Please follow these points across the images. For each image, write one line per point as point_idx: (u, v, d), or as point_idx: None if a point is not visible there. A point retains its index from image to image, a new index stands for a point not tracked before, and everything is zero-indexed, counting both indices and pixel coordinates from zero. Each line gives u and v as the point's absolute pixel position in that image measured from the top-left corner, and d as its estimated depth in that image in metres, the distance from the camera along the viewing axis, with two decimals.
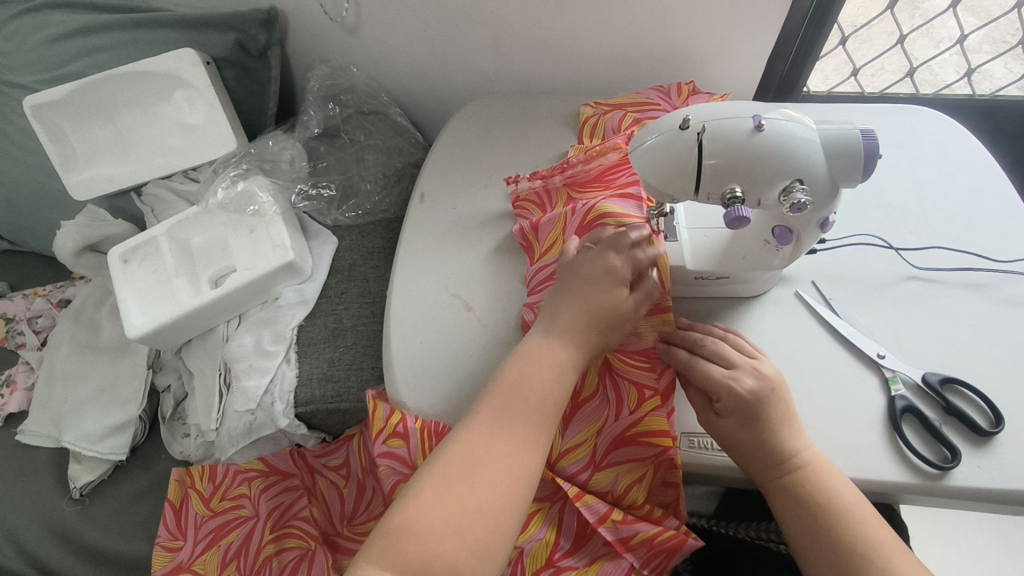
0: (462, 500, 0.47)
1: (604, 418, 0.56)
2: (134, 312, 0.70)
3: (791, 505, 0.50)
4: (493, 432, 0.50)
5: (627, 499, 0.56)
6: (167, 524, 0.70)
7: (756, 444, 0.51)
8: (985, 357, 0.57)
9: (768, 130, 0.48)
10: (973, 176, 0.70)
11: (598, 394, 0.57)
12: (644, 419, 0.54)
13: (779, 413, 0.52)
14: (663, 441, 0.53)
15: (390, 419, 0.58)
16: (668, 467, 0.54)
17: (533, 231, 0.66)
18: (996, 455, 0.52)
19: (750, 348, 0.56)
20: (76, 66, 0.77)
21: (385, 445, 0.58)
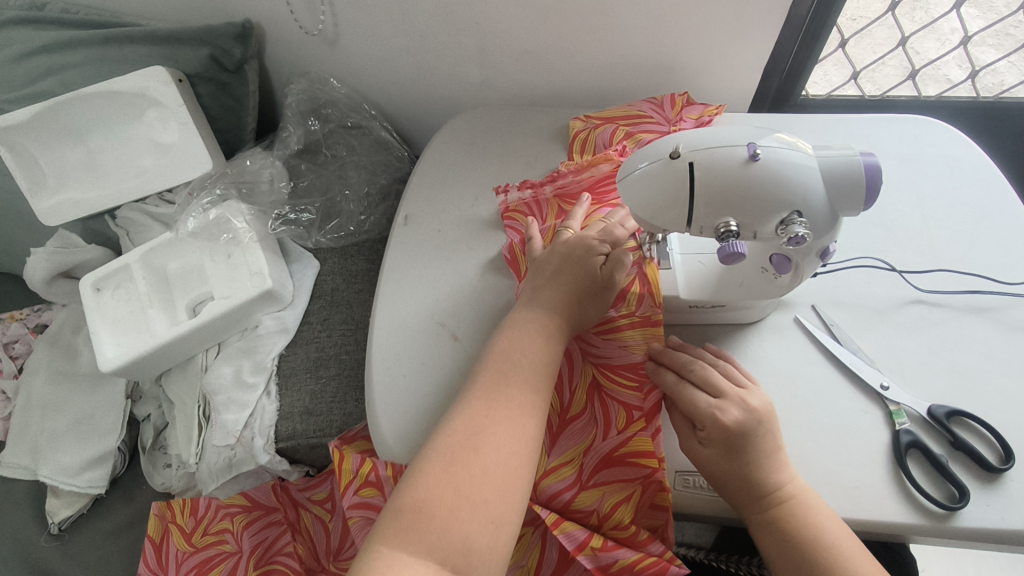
0: (476, 471, 0.44)
1: (592, 437, 0.53)
2: (107, 344, 0.68)
3: (775, 539, 0.48)
4: (492, 401, 0.47)
5: (612, 520, 0.52)
6: (148, 561, 0.66)
7: (740, 477, 0.48)
8: (993, 386, 0.55)
9: (764, 159, 0.45)
10: (979, 191, 0.67)
11: (586, 412, 0.55)
12: (632, 439, 0.51)
13: (766, 446, 0.49)
14: (651, 462, 0.50)
15: (361, 469, 0.58)
16: (657, 490, 0.50)
17: (521, 245, 0.64)
18: (1006, 494, 0.50)
19: (740, 376, 0.53)
20: (44, 85, 0.74)
21: (358, 495, 0.58)
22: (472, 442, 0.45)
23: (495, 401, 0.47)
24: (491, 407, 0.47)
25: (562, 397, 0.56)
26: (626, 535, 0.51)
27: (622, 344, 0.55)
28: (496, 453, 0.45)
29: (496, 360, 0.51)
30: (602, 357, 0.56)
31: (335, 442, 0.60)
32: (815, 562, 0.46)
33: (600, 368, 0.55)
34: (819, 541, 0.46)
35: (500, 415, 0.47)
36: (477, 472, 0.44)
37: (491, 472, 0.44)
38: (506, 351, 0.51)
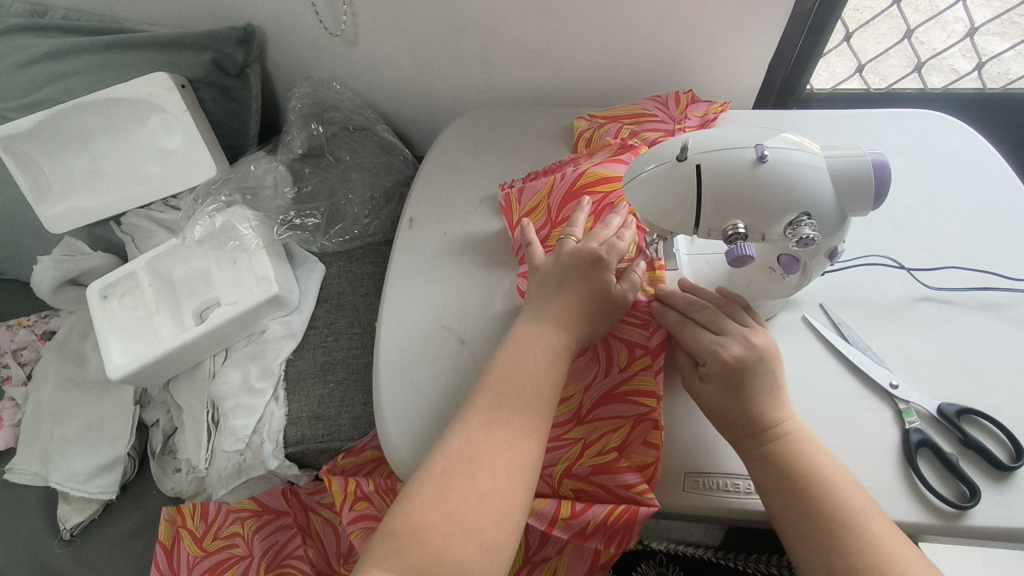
0: (471, 498, 0.42)
1: (594, 375, 0.54)
2: (114, 351, 0.68)
3: (770, 473, 0.46)
4: (493, 420, 0.45)
5: (596, 449, 0.52)
6: (159, 565, 0.67)
7: (737, 411, 0.48)
8: (1003, 383, 0.55)
9: (772, 161, 0.44)
10: (987, 185, 0.67)
11: (588, 350, 0.55)
12: (633, 377, 0.52)
13: (765, 381, 0.48)
14: (650, 401, 0.51)
15: (347, 488, 0.58)
16: (651, 430, 0.50)
17: (516, 193, 0.68)
18: (1016, 491, 0.50)
19: (749, 321, 0.51)
20: (47, 93, 0.74)
21: (352, 511, 0.58)
22: (470, 467, 0.43)
23: (495, 424, 0.45)
24: (491, 427, 0.45)
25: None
26: (604, 462, 0.51)
27: None
28: (491, 479, 0.43)
29: (497, 378, 0.48)
30: None
31: (324, 470, 0.60)
32: (808, 494, 0.44)
33: None
34: (813, 476, 0.45)
35: (498, 439, 0.44)
36: (472, 495, 0.42)
37: (488, 498, 0.42)
38: (509, 369, 0.48)
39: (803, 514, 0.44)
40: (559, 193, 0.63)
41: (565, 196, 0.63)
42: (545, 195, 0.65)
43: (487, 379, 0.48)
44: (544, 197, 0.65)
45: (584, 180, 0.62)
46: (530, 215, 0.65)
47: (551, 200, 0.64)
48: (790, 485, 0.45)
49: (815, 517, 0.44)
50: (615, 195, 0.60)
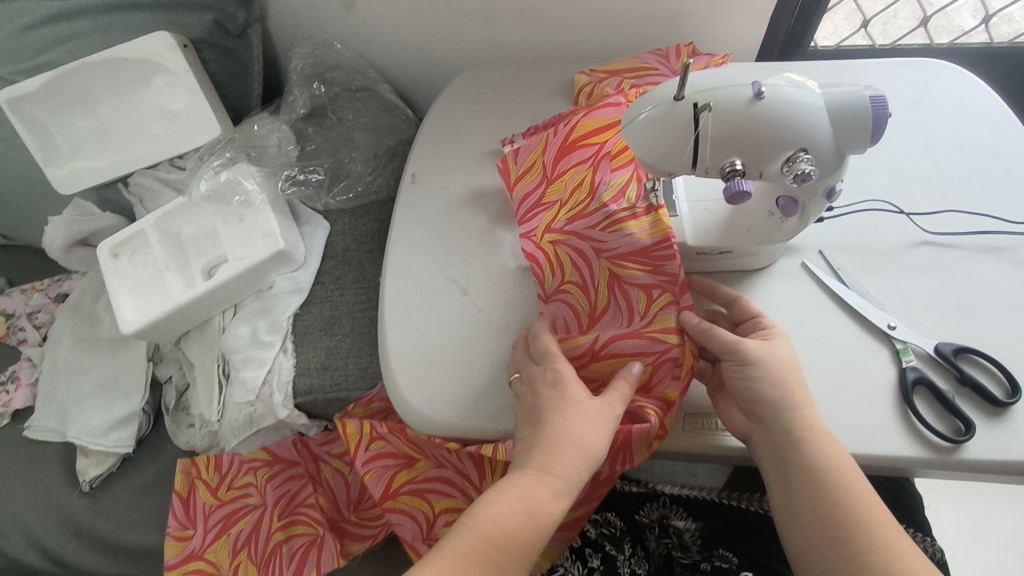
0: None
1: (619, 327, 0.54)
2: (126, 307, 0.69)
3: (803, 469, 0.46)
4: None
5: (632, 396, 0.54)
6: (177, 514, 0.70)
7: (773, 402, 0.48)
8: (1000, 324, 0.55)
9: (769, 97, 0.45)
10: (990, 132, 0.67)
11: (611, 305, 0.55)
12: (654, 320, 0.52)
13: (795, 377, 0.49)
14: (669, 339, 0.51)
15: (363, 429, 0.61)
16: (672, 367, 0.51)
17: (512, 153, 0.69)
18: (1011, 426, 0.51)
19: (770, 324, 0.53)
20: (54, 55, 0.74)
21: (368, 451, 0.61)
22: None
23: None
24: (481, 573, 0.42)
25: (588, 295, 0.57)
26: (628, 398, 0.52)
27: (627, 233, 0.54)
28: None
29: (485, 530, 0.44)
30: (612, 248, 0.55)
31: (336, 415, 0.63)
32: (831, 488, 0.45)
33: (613, 258, 0.55)
34: (843, 477, 0.45)
35: None
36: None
37: None
38: (501, 521, 0.44)
39: (831, 518, 0.44)
40: (554, 149, 0.64)
41: (557, 149, 0.64)
42: (540, 152, 0.66)
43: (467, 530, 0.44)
44: (539, 154, 0.66)
45: (578, 133, 0.62)
46: (525, 174, 0.66)
47: (546, 158, 0.65)
48: (823, 484, 0.45)
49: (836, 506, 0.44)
50: (610, 144, 0.60)
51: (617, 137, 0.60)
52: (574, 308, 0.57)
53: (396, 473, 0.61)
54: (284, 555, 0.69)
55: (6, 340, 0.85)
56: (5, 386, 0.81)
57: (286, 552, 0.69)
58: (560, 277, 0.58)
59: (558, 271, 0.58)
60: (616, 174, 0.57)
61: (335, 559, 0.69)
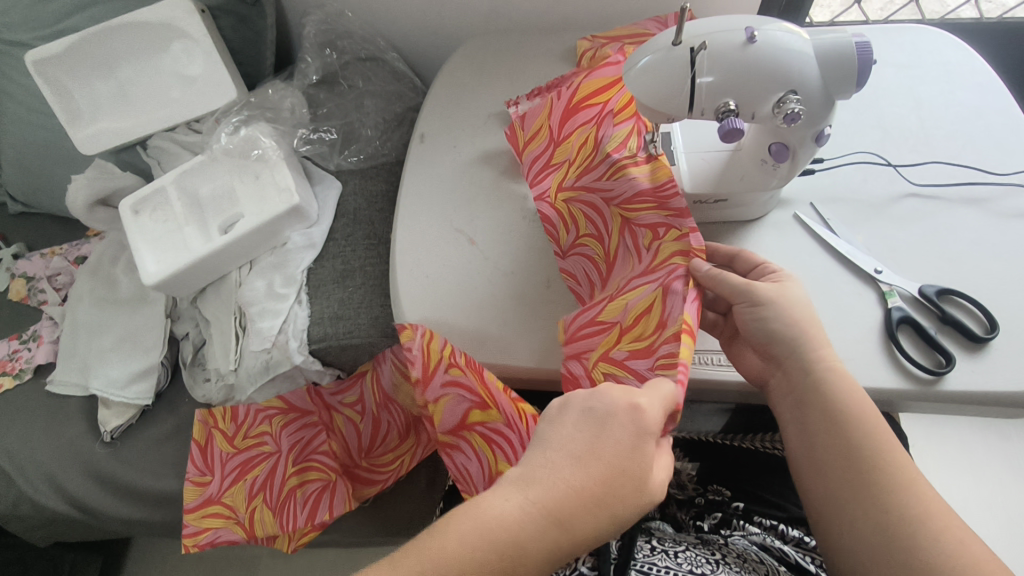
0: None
1: (630, 264, 0.56)
2: (147, 259, 0.72)
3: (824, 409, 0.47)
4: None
5: (635, 330, 0.51)
6: (195, 461, 0.74)
7: (789, 344, 0.49)
8: (981, 268, 0.58)
9: (761, 41, 0.48)
10: (976, 93, 0.69)
11: (621, 245, 0.58)
12: (659, 251, 0.53)
13: (811, 317, 0.50)
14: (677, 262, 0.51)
15: (444, 352, 0.59)
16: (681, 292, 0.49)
17: (519, 119, 0.71)
18: (988, 360, 0.54)
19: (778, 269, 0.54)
20: (72, 21, 0.78)
21: (447, 376, 0.59)
22: None
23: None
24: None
25: (602, 242, 0.60)
26: (642, 342, 0.49)
27: (631, 178, 0.55)
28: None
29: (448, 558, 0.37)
30: (618, 195, 0.56)
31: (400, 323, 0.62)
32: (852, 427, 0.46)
33: (620, 203, 0.56)
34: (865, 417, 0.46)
35: None
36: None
37: None
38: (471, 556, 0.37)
39: (848, 453, 0.46)
40: (559, 111, 0.67)
41: (563, 110, 0.66)
42: (545, 117, 0.68)
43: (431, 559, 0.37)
44: (545, 118, 0.68)
45: (581, 95, 0.65)
46: (534, 137, 0.69)
47: (552, 121, 0.67)
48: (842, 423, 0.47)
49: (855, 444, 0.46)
50: (613, 101, 0.62)
51: (620, 94, 0.62)
52: (593, 257, 0.60)
53: (469, 407, 0.59)
54: (298, 500, 0.72)
55: (27, 301, 0.88)
56: (27, 344, 0.84)
57: (300, 497, 0.72)
58: (575, 232, 0.61)
59: (572, 227, 0.62)
60: (620, 127, 0.59)
61: (347, 503, 0.72)
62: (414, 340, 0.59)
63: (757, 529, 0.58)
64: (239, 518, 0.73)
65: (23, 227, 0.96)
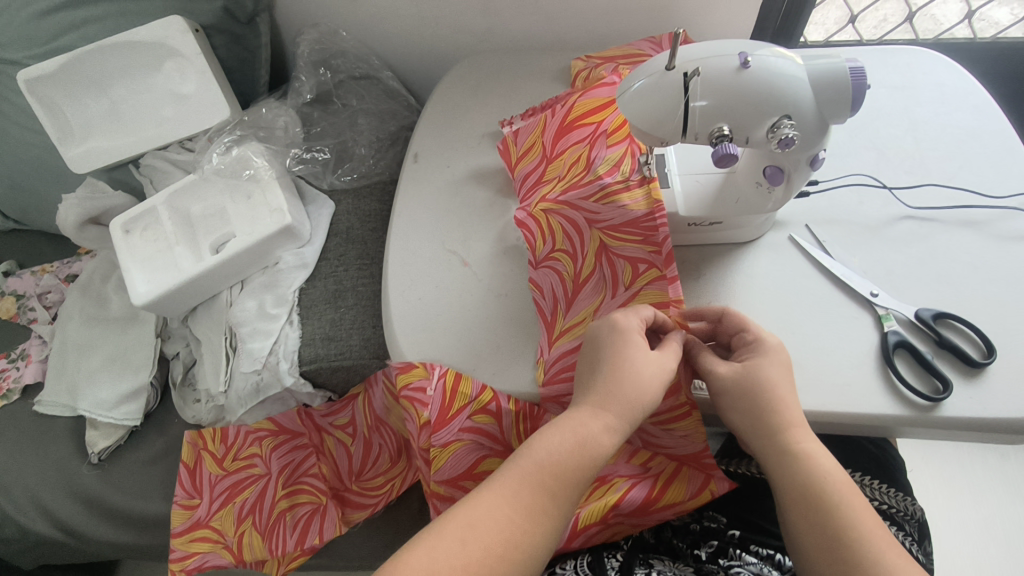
0: (455, 562, 0.40)
1: (603, 296, 0.57)
2: (138, 279, 0.71)
3: (795, 484, 0.47)
4: (501, 502, 0.43)
5: None
6: (183, 483, 0.73)
7: (752, 415, 0.49)
8: (979, 291, 0.58)
9: (755, 67, 0.47)
10: (970, 114, 0.69)
11: (596, 273, 0.58)
12: (639, 293, 0.55)
13: (781, 386, 0.50)
14: None
15: (482, 395, 0.57)
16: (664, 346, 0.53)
17: (512, 136, 0.71)
18: (988, 385, 0.53)
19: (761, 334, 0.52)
20: (67, 39, 0.77)
21: (471, 420, 0.57)
22: (469, 534, 0.42)
23: (507, 497, 0.44)
24: (533, 499, 0.44)
25: (575, 262, 0.59)
26: None
27: (622, 206, 0.56)
28: (484, 547, 0.41)
29: (531, 466, 0.45)
30: (605, 220, 0.57)
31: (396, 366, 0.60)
32: (820, 502, 0.46)
33: (604, 229, 0.57)
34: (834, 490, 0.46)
35: (500, 515, 0.43)
36: (458, 560, 0.41)
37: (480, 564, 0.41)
38: (552, 450, 0.45)
39: (823, 529, 0.45)
40: (553, 130, 0.67)
41: (556, 130, 0.66)
42: (539, 133, 0.68)
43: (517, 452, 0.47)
44: (538, 136, 0.68)
45: (574, 114, 0.65)
46: (527, 155, 0.68)
47: (545, 138, 0.67)
48: (812, 496, 0.46)
49: (828, 521, 0.45)
50: (607, 123, 0.63)
51: (614, 116, 0.63)
52: (562, 273, 0.59)
53: (486, 455, 0.59)
54: (288, 523, 0.70)
55: (16, 319, 0.87)
56: (15, 363, 0.83)
57: (290, 520, 0.71)
58: (551, 245, 0.60)
59: (549, 239, 0.61)
60: (612, 150, 0.60)
61: (337, 527, 0.70)
62: (430, 379, 0.58)
63: (754, 560, 0.57)
64: (227, 542, 0.71)
65: (14, 245, 0.95)
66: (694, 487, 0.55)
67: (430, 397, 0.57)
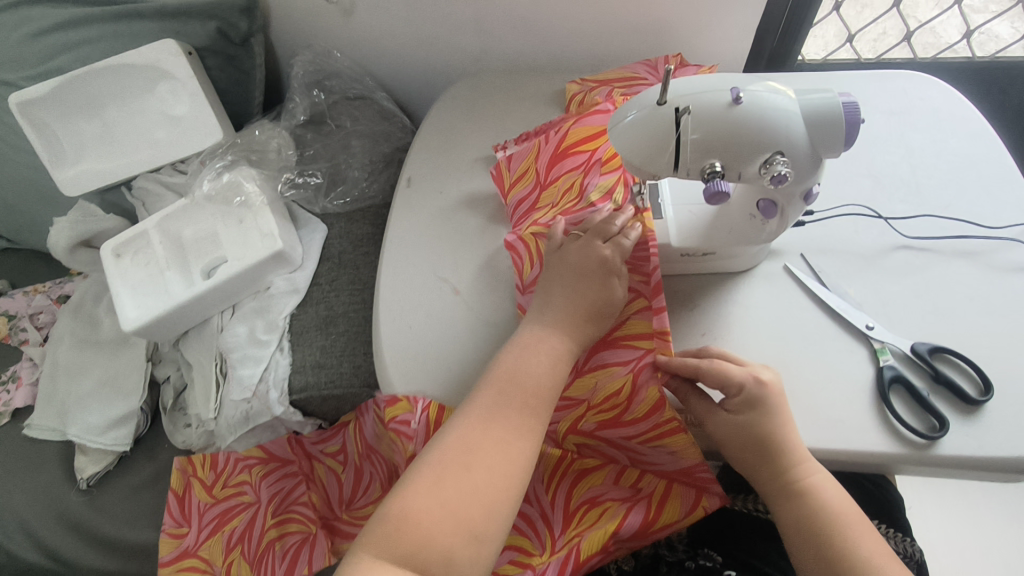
0: (465, 487, 0.47)
1: None
2: (127, 305, 0.71)
3: (801, 514, 0.51)
4: (488, 421, 0.50)
5: (602, 406, 0.54)
6: (171, 512, 0.71)
7: (761, 448, 0.51)
8: (976, 324, 0.57)
9: (747, 102, 0.47)
10: (968, 141, 0.69)
11: None
12: (627, 322, 0.55)
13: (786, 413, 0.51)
14: (642, 343, 0.54)
15: None
16: (646, 373, 0.52)
17: (505, 162, 0.70)
18: (985, 423, 0.52)
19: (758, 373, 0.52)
20: (61, 61, 0.77)
21: None
22: (463, 463, 0.48)
23: (491, 422, 0.50)
24: (520, 422, 0.50)
25: None
26: (609, 418, 0.54)
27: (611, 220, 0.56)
28: (487, 472, 0.48)
29: (501, 378, 0.52)
30: None
31: (382, 399, 0.60)
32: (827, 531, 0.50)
33: None
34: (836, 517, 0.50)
35: (490, 437, 0.49)
36: (466, 487, 0.47)
37: (476, 488, 0.47)
38: (526, 367, 0.52)
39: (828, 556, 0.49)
40: (546, 156, 0.66)
41: (550, 158, 0.66)
42: (532, 160, 0.67)
43: (493, 374, 0.53)
44: (531, 162, 0.67)
45: (568, 141, 0.65)
46: (520, 182, 0.68)
47: (539, 164, 0.66)
48: (820, 528, 0.50)
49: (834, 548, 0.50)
50: (601, 151, 0.63)
51: (608, 144, 0.63)
52: None
53: None
54: (277, 553, 0.69)
55: (7, 340, 0.86)
56: (6, 385, 0.82)
57: (279, 549, 0.69)
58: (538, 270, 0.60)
59: (537, 264, 0.60)
60: (605, 176, 0.61)
61: (327, 558, 0.68)
62: (413, 413, 0.57)
63: None
64: (214, 571, 0.69)
65: (7, 265, 0.95)
66: (687, 504, 0.56)
67: (413, 432, 0.57)
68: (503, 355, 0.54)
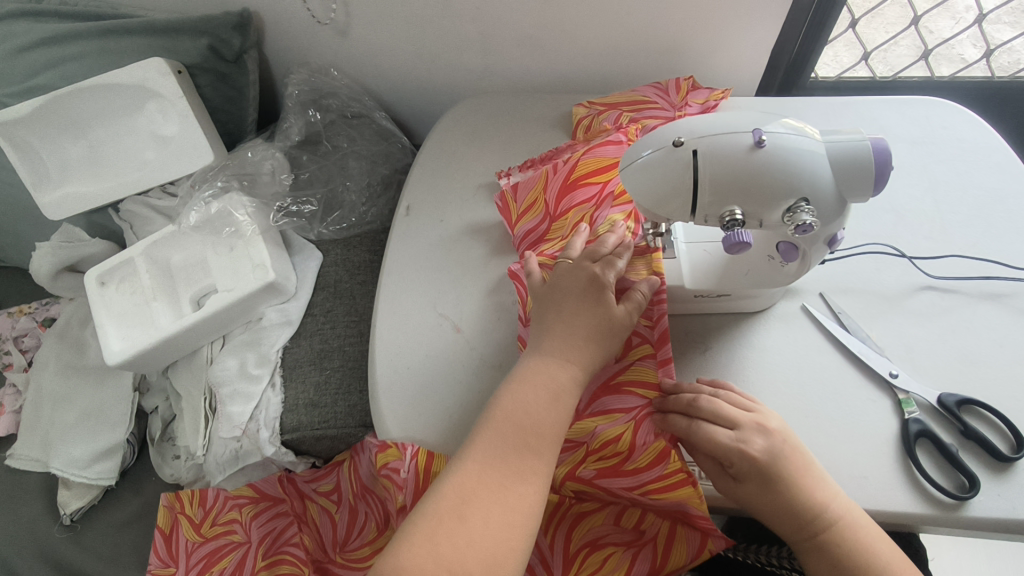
0: (460, 540, 0.42)
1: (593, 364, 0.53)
2: (112, 337, 0.68)
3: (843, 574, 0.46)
4: (487, 464, 0.45)
5: (602, 453, 0.50)
6: (158, 551, 0.68)
7: (782, 507, 0.46)
8: (1006, 373, 0.54)
9: (770, 145, 0.44)
10: (993, 173, 0.66)
11: None
12: (630, 367, 0.52)
13: (803, 461, 0.47)
14: (650, 392, 0.51)
15: None
16: (650, 424, 0.49)
17: (511, 191, 0.67)
18: (1018, 483, 0.49)
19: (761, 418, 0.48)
20: (44, 79, 0.74)
21: None
22: (460, 512, 0.43)
23: (491, 465, 0.45)
24: (519, 463, 0.45)
25: None
26: (609, 466, 0.49)
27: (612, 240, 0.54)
28: (485, 522, 0.43)
29: (498, 417, 0.47)
30: None
31: (375, 443, 0.57)
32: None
33: None
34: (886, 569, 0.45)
35: (490, 483, 0.44)
36: (461, 540, 0.42)
37: (476, 542, 0.42)
38: (526, 403, 0.47)
39: None
40: (555, 187, 0.62)
41: (559, 188, 0.62)
42: (540, 189, 0.64)
43: (491, 412, 0.48)
44: (540, 191, 0.64)
45: (578, 172, 0.61)
46: (527, 213, 0.64)
47: (547, 195, 0.63)
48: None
49: None
50: (613, 183, 0.60)
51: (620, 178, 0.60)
52: None
53: None
54: None
55: None
56: None
57: None
58: None
59: None
60: (614, 210, 0.58)
61: None
62: (402, 461, 0.54)
63: None
64: None
65: None
66: (693, 550, 0.52)
67: (402, 481, 0.53)
68: (498, 395, 0.49)
